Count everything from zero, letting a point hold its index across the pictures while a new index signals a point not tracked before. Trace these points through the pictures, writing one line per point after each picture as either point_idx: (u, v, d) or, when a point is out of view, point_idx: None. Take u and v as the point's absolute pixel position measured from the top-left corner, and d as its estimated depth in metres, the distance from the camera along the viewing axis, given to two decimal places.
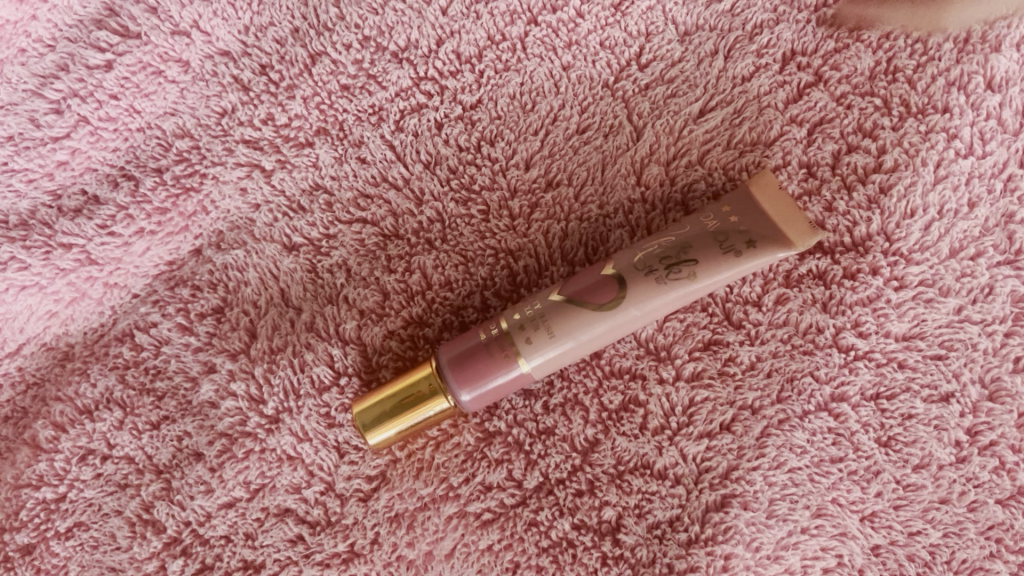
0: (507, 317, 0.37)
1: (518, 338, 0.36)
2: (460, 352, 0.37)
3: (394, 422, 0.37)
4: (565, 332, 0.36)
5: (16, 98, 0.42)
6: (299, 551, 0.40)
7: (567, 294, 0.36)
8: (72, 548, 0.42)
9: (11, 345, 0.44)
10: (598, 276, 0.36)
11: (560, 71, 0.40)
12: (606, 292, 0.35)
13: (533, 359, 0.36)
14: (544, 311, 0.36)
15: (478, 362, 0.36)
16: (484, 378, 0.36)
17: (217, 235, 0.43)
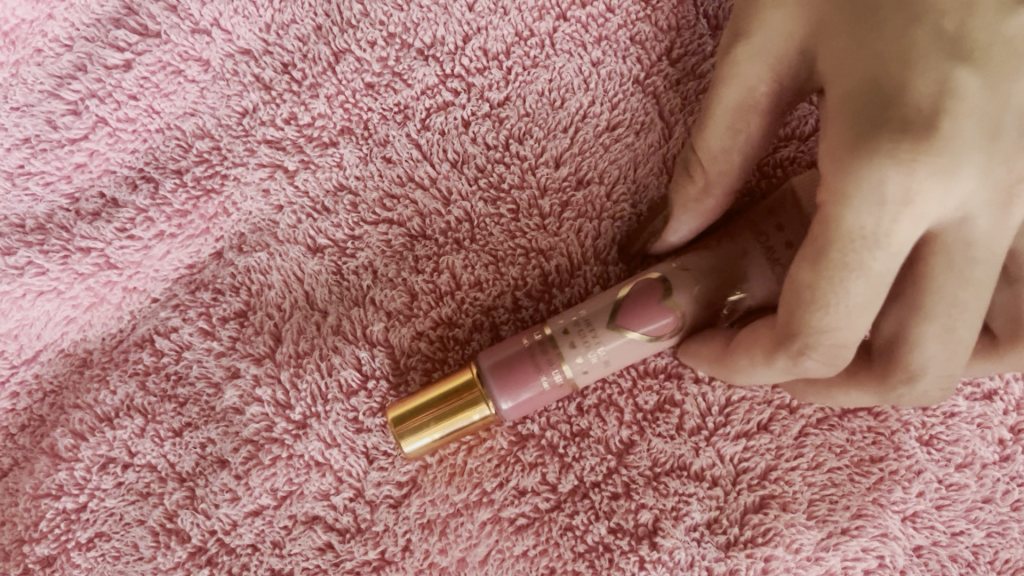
0: (556, 324, 0.36)
1: (563, 345, 0.35)
2: (502, 359, 0.36)
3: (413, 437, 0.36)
4: (612, 345, 0.35)
5: (33, 99, 0.41)
6: (329, 559, 0.39)
7: (618, 303, 0.35)
8: (93, 559, 0.41)
9: (29, 352, 0.43)
10: (649, 283, 0.35)
11: (590, 68, 0.39)
12: (655, 304, 0.35)
13: (580, 370, 0.35)
14: (594, 322, 0.35)
15: (521, 370, 0.35)
16: (526, 386, 0.35)
17: (239, 237, 0.42)
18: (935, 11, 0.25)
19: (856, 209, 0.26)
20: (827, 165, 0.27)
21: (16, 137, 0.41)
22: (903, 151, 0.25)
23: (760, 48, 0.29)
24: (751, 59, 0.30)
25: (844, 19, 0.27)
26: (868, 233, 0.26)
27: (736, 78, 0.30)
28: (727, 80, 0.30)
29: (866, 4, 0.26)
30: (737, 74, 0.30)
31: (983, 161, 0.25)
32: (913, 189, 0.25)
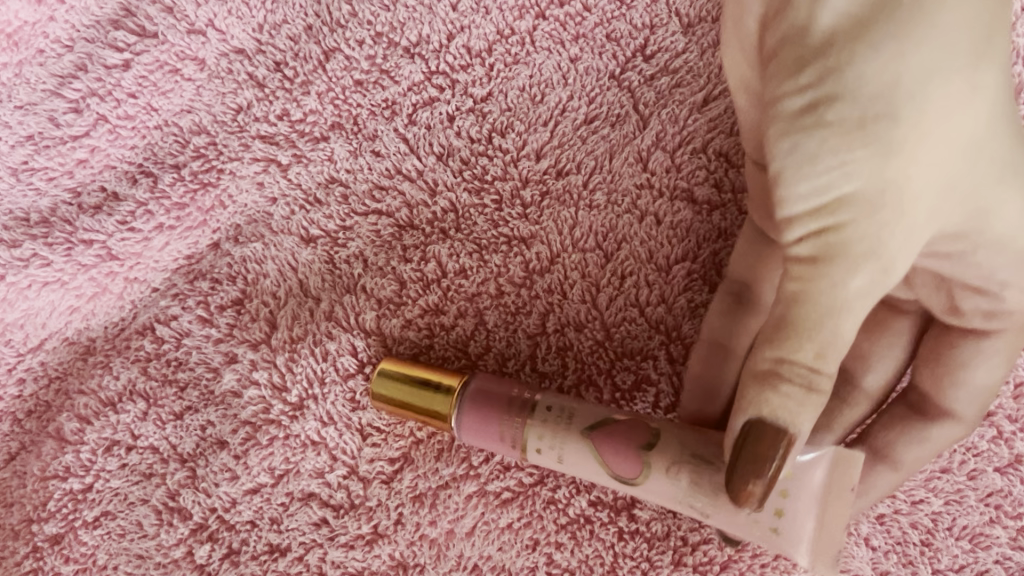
0: (545, 400, 0.37)
1: (533, 433, 0.36)
2: (486, 395, 0.38)
3: (388, 390, 0.39)
4: (574, 448, 0.35)
5: (36, 98, 0.43)
6: (324, 534, 0.41)
7: (601, 423, 0.35)
8: (99, 537, 0.43)
9: (34, 341, 0.44)
10: (643, 430, 0.34)
11: (569, 64, 0.41)
12: (637, 452, 0.34)
13: (535, 451, 0.36)
14: (574, 424, 0.36)
15: (486, 423, 0.37)
16: (485, 441, 0.38)
17: (235, 229, 0.44)
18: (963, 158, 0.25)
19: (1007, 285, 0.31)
20: (1006, 267, 0.29)
21: (20, 135, 0.43)
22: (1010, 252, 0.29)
23: (905, 224, 0.25)
24: (874, 232, 0.24)
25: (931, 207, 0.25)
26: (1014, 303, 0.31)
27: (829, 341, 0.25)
28: (830, 330, 0.25)
29: (896, 136, 0.23)
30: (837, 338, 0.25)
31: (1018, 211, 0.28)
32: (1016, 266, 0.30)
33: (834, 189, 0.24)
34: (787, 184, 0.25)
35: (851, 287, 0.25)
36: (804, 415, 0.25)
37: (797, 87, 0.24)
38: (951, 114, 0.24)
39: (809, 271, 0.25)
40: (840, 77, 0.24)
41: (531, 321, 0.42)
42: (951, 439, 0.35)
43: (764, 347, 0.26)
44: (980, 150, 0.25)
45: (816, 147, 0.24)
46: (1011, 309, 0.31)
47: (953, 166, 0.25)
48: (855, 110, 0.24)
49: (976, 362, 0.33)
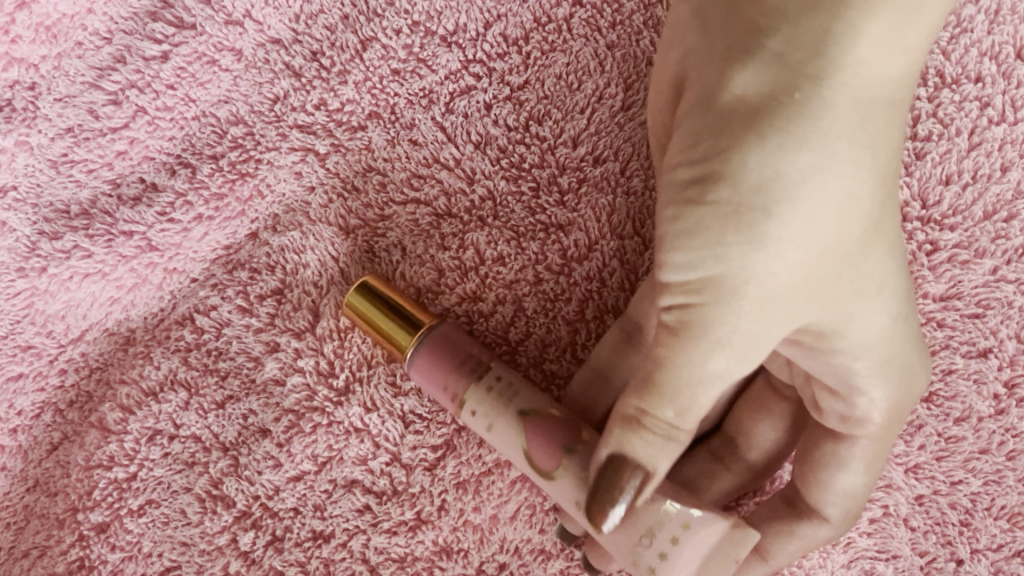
0: (494, 373, 0.38)
1: (473, 391, 0.37)
2: (443, 347, 0.38)
3: (372, 311, 0.39)
4: (502, 423, 0.36)
5: (74, 90, 0.43)
6: (367, 520, 0.42)
7: (537, 410, 0.36)
8: (144, 525, 0.43)
9: (75, 332, 0.45)
10: (570, 436, 0.35)
11: (605, 51, 0.41)
12: (559, 448, 0.35)
13: (466, 414, 0.37)
14: (512, 400, 0.36)
15: (434, 370, 0.38)
16: (427, 383, 0.38)
17: (273, 218, 0.44)
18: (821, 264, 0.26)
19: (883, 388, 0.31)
20: (868, 379, 0.30)
21: (59, 127, 0.43)
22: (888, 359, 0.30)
23: (758, 317, 0.27)
24: (732, 320, 0.27)
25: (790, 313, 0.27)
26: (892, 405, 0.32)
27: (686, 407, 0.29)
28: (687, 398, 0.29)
29: (769, 232, 0.25)
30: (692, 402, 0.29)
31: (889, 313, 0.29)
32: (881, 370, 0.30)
33: (700, 267, 0.26)
34: (664, 251, 0.27)
35: (710, 365, 0.28)
36: (659, 456, 0.29)
37: (687, 161, 0.27)
38: (817, 223, 0.26)
39: (675, 340, 0.28)
40: (724, 160, 0.25)
41: (571, 308, 0.42)
42: (821, 538, 0.35)
43: (631, 395, 0.30)
44: (845, 266, 0.27)
45: (693, 224, 0.26)
46: (863, 416, 0.32)
47: (814, 273, 0.26)
48: (731, 195, 0.25)
49: (835, 464, 0.33)
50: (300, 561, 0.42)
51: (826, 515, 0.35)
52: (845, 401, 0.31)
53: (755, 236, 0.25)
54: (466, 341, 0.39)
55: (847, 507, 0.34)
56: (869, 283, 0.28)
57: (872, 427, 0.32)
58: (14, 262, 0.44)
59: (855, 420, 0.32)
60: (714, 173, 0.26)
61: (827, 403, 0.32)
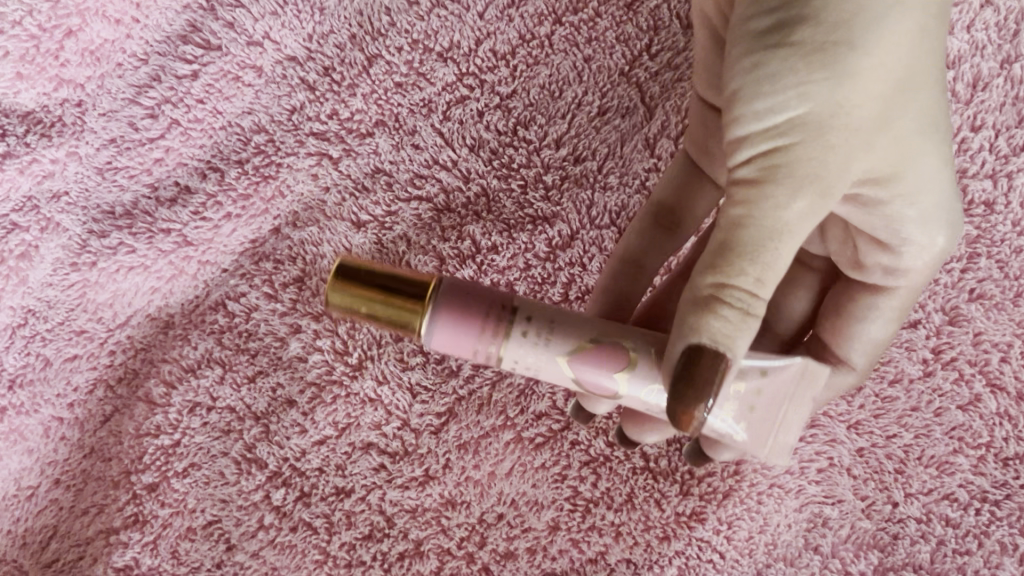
0: (522, 315, 0.34)
1: (514, 336, 0.34)
2: (460, 297, 0.33)
3: (364, 293, 0.32)
4: (549, 361, 0.34)
5: (116, 106, 0.48)
6: (383, 477, 0.48)
7: (578, 344, 0.34)
8: (188, 484, 0.50)
9: (122, 317, 0.51)
10: (621, 352, 0.34)
11: (583, 63, 0.47)
12: (618, 369, 0.34)
13: (512, 360, 0.34)
14: (554, 332, 0.34)
15: (466, 326, 0.33)
16: (458, 344, 0.33)
17: (293, 215, 0.50)
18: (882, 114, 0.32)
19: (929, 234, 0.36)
20: (914, 226, 0.36)
21: (104, 138, 0.49)
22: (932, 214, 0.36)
23: (838, 150, 0.31)
24: (814, 151, 0.31)
25: (861, 155, 0.32)
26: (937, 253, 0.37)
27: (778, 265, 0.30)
28: (774, 250, 0.30)
29: (846, 64, 0.31)
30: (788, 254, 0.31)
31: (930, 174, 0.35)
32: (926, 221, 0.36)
33: (782, 108, 0.31)
34: (746, 102, 0.32)
35: (792, 205, 0.30)
36: (739, 333, 0.30)
37: (765, 16, 0.32)
38: (886, 57, 0.32)
39: (756, 186, 0.31)
40: (802, 8, 0.32)
41: (557, 290, 0.47)
42: (842, 389, 0.41)
43: (706, 275, 0.30)
44: (901, 112, 0.33)
45: (777, 68, 0.31)
46: (907, 267, 0.37)
47: (880, 109, 0.32)
48: (815, 37, 0.31)
49: (871, 316, 0.39)
50: (326, 513, 0.49)
51: (853, 364, 0.40)
52: (893, 257, 0.37)
53: (835, 67, 0.31)
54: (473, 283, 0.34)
55: (871, 355, 0.40)
56: (915, 133, 0.34)
57: (913, 278, 0.38)
58: (68, 258, 0.49)
59: (901, 271, 0.37)
60: (791, 22, 0.32)
61: (873, 256, 0.38)
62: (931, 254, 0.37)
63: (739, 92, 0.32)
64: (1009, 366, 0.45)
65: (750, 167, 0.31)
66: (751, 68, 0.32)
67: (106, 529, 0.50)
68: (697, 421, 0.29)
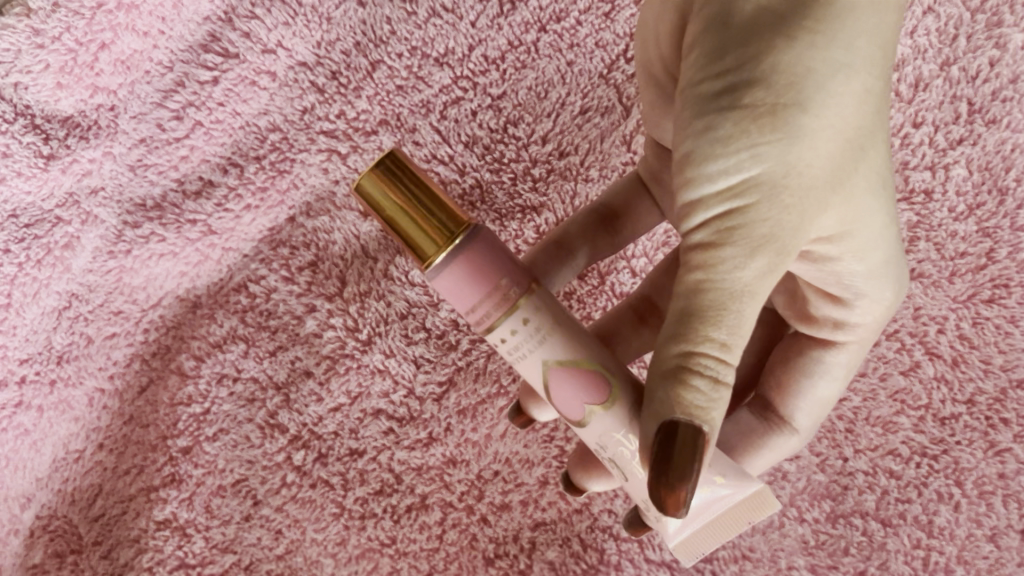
0: (528, 306, 0.35)
1: (511, 324, 0.35)
2: (479, 258, 0.35)
3: (387, 209, 0.34)
4: (532, 362, 0.36)
5: (145, 109, 0.53)
6: (392, 439, 0.55)
7: (566, 358, 0.36)
8: (219, 447, 0.55)
9: (154, 298, 0.56)
10: (603, 390, 0.35)
11: (566, 67, 0.52)
12: (594, 400, 0.36)
13: (498, 336, 0.36)
14: (550, 342, 0.36)
15: (473, 282, 0.35)
16: (453, 290, 0.35)
17: (306, 205, 0.56)
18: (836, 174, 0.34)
19: (878, 282, 0.40)
20: (865, 274, 0.39)
21: (134, 139, 0.53)
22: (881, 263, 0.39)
23: (794, 211, 0.33)
24: (769, 214, 0.33)
25: (816, 210, 0.34)
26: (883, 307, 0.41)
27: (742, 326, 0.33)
28: (736, 312, 0.33)
29: (801, 126, 0.32)
30: (748, 314, 0.33)
31: (882, 217, 0.38)
32: (874, 268, 0.39)
33: (738, 170, 0.33)
34: (701, 166, 0.33)
35: (749, 265, 0.33)
36: (709, 407, 0.32)
37: (715, 77, 0.33)
38: (838, 119, 0.33)
39: (713, 250, 0.33)
40: (756, 66, 0.32)
41: None
42: (786, 449, 0.44)
43: (674, 345, 0.32)
44: (854, 164, 0.35)
45: (729, 131, 0.32)
46: (856, 323, 0.41)
47: (833, 169, 0.34)
48: (770, 97, 0.32)
49: (820, 372, 0.43)
50: (341, 471, 0.55)
51: (795, 424, 0.44)
52: (845, 308, 0.41)
53: (789, 129, 0.32)
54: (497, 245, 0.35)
55: (814, 417, 0.44)
56: (869, 181, 0.36)
57: (859, 334, 0.42)
58: (106, 247, 0.55)
59: (850, 325, 0.42)
60: (742, 84, 0.33)
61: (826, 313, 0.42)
62: (875, 306, 0.41)
63: (692, 155, 0.33)
64: (944, 337, 0.51)
65: (705, 231, 0.33)
66: (704, 133, 0.33)
67: (146, 488, 0.55)
68: (683, 503, 0.30)
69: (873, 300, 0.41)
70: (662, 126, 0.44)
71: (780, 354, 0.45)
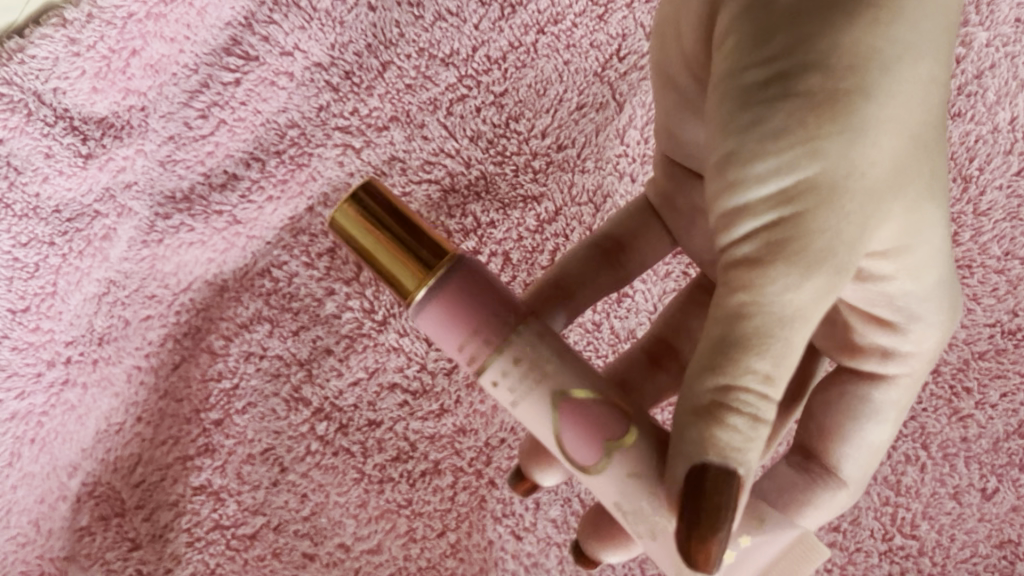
0: (518, 343, 0.35)
1: (508, 359, 0.35)
2: (462, 293, 0.36)
3: (365, 245, 0.37)
4: (534, 402, 0.35)
5: (173, 109, 0.58)
6: (407, 410, 0.60)
7: (568, 394, 0.35)
8: (247, 419, 0.60)
9: (184, 283, 0.61)
10: (612, 429, 0.34)
11: (563, 66, 0.57)
12: (604, 441, 0.34)
13: (494, 375, 0.35)
14: (550, 378, 0.35)
15: (454, 316, 0.36)
16: (435, 326, 0.36)
17: (323, 196, 0.60)
18: (890, 186, 0.34)
19: (931, 302, 0.40)
20: (919, 290, 0.39)
21: (163, 136, 0.58)
22: (934, 285, 0.39)
23: (850, 223, 0.32)
24: (821, 219, 0.32)
25: (872, 225, 0.33)
26: (936, 329, 0.40)
27: (791, 352, 0.31)
28: (783, 337, 0.31)
29: (859, 125, 0.32)
30: (800, 339, 0.32)
31: (935, 232, 0.37)
32: (926, 289, 0.39)
33: (791, 170, 0.32)
34: (749, 163, 0.33)
35: (804, 285, 0.31)
36: (743, 452, 0.30)
37: (761, 66, 0.33)
38: (896, 110, 0.33)
39: (763, 264, 0.32)
40: (808, 54, 0.32)
41: (545, 257, 0.57)
42: (835, 504, 0.42)
43: (708, 379, 0.31)
44: (908, 176, 0.34)
45: (782, 123, 0.32)
46: (909, 351, 0.41)
47: (888, 180, 0.34)
48: (826, 87, 0.32)
49: (873, 414, 0.42)
50: (361, 440, 0.60)
51: (842, 476, 0.42)
52: (896, 336, 0.40)
53: (846, 125, 0.32)
54: (481, 276, 0.36)
55: (865, 465, 0.43)
56: (920, 189, 0.35)
57: (910, 367, 0.41)
58: (140, 237, 0.59)
59: (900, 356, 0.41)
60: (794, 70, 0.32)
61: (876, 339, 0.41)
62: (924, 336, 0.40)
63: (741, 150, 0.33)
64: None
65: (753, 242, 0.32)
66: (752, 125, 0.33)
67: (182, 456, 0.60)
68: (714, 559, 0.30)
69: (925, 322, 0.40)
70: (678, 121, 0.47)
71: (824, 399, 0.43)
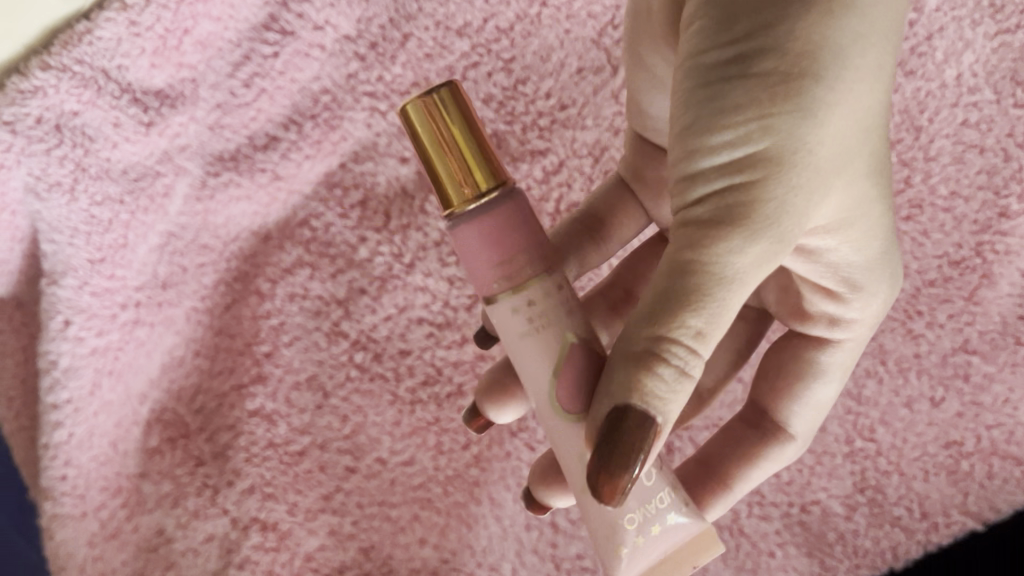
0: (537, 289, 0.40)
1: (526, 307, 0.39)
2: (503, 214, 0.39)
3: (427, 139, 0.40)
4: (538, 345, 0.39)
5: (221, 79, 0.64)
6: (434, 339, 0.69)
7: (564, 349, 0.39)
8: (293, 351, 0.69)
9: (233, 232, 0.69)
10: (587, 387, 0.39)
11: (564, 34, 0.66)
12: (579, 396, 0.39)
13: (519, 307, 0.40)
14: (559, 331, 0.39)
15: (482, 239, 0.39)
16: (466, 240, 0.40)
17: (353, 154, 0.69)
18: (832, 167, 0.39)
19: (868, 270, 0.47)
20: (855, 256, 0.45)
21: (212, 104, 0.65)
22: (870, 254, 0.46)
23: (795, 195, 0.38)
24: (767, 188, 0.37)
25: (813, 201, 0.39)
26: (874, 296, 0.48)
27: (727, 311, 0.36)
28: (722, 296, 0.36)
29: (810, 109, 0.38)
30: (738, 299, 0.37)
31: (873, 207, 0.43)
32: (863, 254, 0.46)
33: (748, 143, 0.37)
34: (708, 134, 0.38)
35: (746, 248, 0.36)
36: (660, 404, 0.35)
37: (726, 48, 0.38)
38: (842, 97, 0.38)
39: (714, 225, 0.37)
40: (767, 40, 0.38)
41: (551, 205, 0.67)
42: (782, 454, 0.52)
43: (646, 327, 0.35)
44: (851, 159, 0.40)
45: (740, 97, 0.37)
46: (850, 317, 0.49)
47: (831, 162, 0.39)
48: (784, 72, 0.38)
49: (820, 378, 0.50)
50: (394, 367, 0.69)
51: (791, 431, 0.52)
52: (840, 304, 0.48)
53: (797, 106, 0.37)
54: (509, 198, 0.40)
55: (813, 420, 0.52)
56: (859, 168, 0.41)
57: (849, 334, 0.49)
58: (194, 194, 0.67)
59: (843, 323, 0.49)
60: (754, 52, 0.38)
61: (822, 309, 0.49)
62: (867, 303, 0.48)
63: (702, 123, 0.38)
64: None
65: (706, 207, 0.38)
66: (711, 99, 0.38)
67: (236, 385, 0.69)
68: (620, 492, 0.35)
69: (859, 287, 0.47)
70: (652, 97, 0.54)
71: (778, 361, 0.52)
